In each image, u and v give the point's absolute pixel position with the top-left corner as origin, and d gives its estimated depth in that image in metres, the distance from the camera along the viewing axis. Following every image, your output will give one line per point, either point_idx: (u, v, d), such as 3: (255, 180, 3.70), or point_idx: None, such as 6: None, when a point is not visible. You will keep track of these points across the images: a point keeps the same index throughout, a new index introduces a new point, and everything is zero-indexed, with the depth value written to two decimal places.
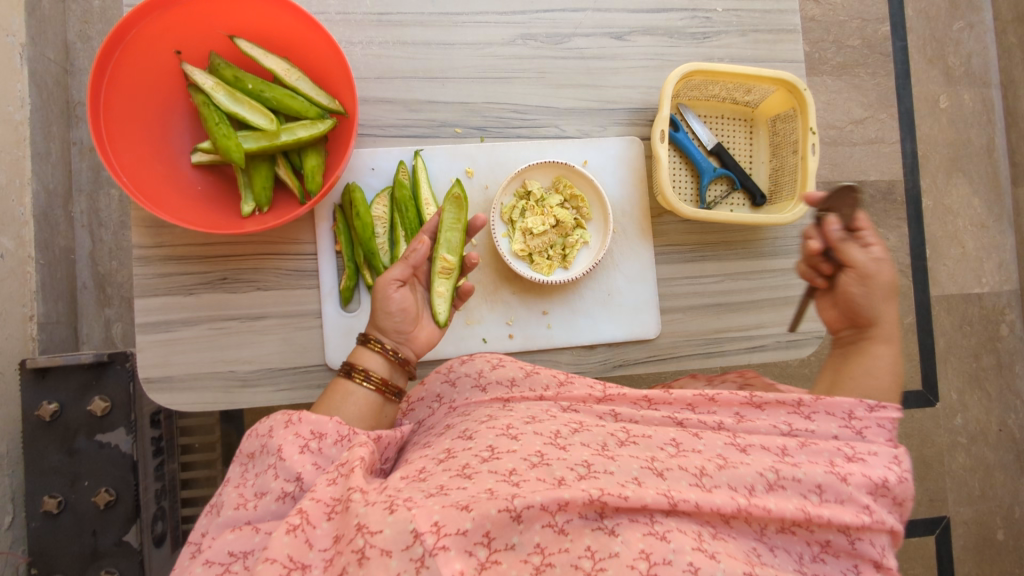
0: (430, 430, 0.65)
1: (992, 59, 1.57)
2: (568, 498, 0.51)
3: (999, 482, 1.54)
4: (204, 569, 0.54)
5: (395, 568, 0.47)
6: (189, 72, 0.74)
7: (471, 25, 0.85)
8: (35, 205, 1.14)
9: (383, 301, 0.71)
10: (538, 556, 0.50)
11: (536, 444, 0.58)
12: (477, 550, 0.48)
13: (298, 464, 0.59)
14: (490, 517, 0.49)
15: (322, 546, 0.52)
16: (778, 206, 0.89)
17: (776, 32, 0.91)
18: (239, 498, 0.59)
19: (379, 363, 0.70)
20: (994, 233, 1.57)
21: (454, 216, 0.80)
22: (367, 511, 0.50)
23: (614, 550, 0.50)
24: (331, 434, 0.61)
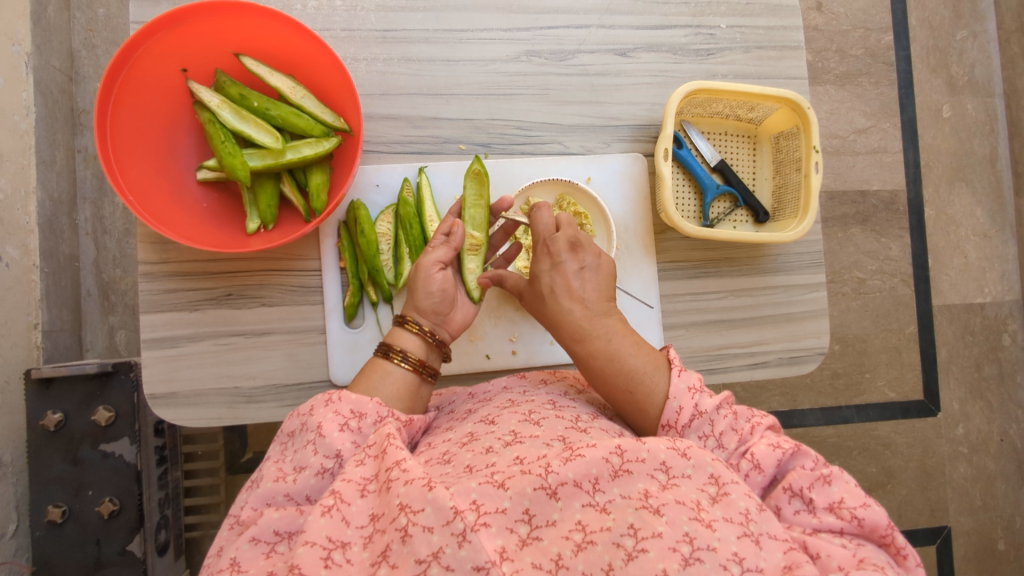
0: (460, 424, 0.64)
1: (995, 69, 1.57)
2: (600, 474, 0.51)
3: (1001, 492, 1.54)
4: (248, 546, 0.52)
5: (439, 543, 0.45)
6: (195, 90, 0.74)
7: (475, 41, 0.86)
8: (40, 213, 1.15)
9: (425, 282, 0.72)
10: (579, 533, 0.48)
11: (557, 429, 0.59)
12: (518, 527, 0.48)
13: (339, 441, 0.57)
14: (526, 495, 0.49)
15: (359, 523, 0.50)
16: (780, 224, 0.89)
17: (779, 48, 0.92)
18: (277, 471, 0.57)
19: (415, 343, 0.71)
20: (996, 243, 1.57)
21: (476, 192, 0.82)
22: (408, 489, 0.48)
23: (658, 528, 0.47)
24: (372, 414, 0.60)
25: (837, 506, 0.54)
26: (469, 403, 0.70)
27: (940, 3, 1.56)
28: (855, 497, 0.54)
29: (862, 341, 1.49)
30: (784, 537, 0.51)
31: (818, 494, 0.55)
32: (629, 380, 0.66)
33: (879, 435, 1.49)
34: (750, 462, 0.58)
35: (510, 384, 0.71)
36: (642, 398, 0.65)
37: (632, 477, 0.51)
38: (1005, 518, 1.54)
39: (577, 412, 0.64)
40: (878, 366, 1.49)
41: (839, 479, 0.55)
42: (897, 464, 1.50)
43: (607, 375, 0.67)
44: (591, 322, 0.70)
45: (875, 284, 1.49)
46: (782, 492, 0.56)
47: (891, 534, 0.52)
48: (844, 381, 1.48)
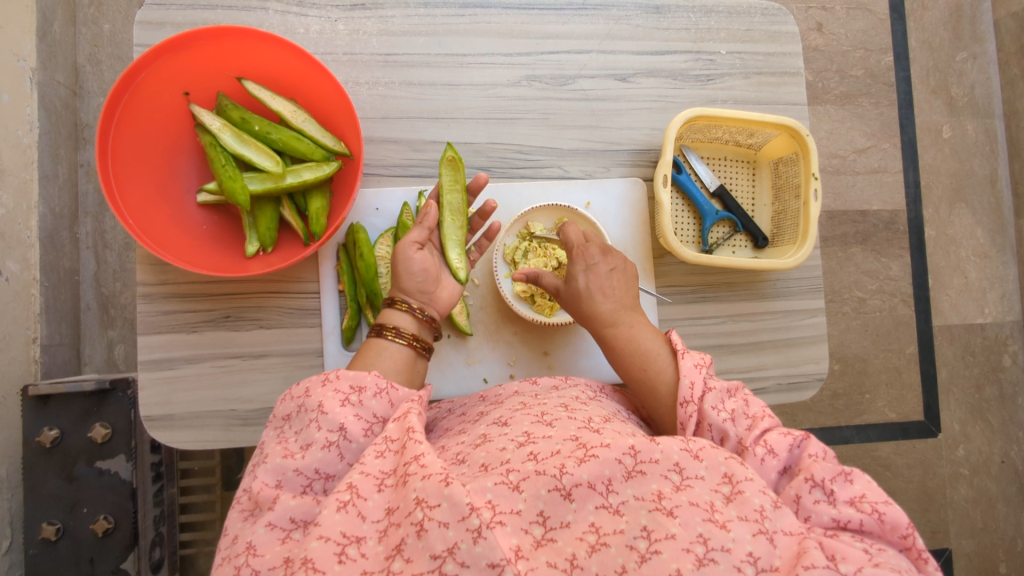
0: (473, 425, 0.62)
1: (994, 90, 1.58)
2: (612, 476, 0.49)
3: (1002, 515, 1.53)
4: (264, 530, 0.50)
5: (454, 539, 0.44)
6: (197, 113, 0.75)
7: (476, 66, 0.86)
8: (41, 228, 1.15)
9: (405, 260, 0.70)
10: (592, 535, 0.47)
11: (570, 429, 0.56)
12: (532, 528, 0.47)
13: (341, 416, 0.56)
14: (540, 497, 0.48)
15: (375, 518, 0.48)
16: (779, 249, 0.89)
17: (779, 74, 0.92)
18: (283, 451, 0.56)
19: (408, 320, 0.69)
20: (997, 263, 1.57)
21: (451, 177, 0.79)
22: (424, 484, 0.47)
23: (671, 530, 0.46)
24: (371, 387, 0.59)
25: (858, 500, 0.51)
26: (481, 406, 0.68)
27: (941, 25, 1.57)
28: (877, 495, 0.51)
29: (862, 361, 1.48)
30: (798, 532, 0.48)
31: (840, 487, 0.52)
32: (643, 359, 0.71)
33: (879, 455, 1.49)
34: (765, 448, 0.56)
35: (525, 386, 0.69)
36: (656, 375, 0.69)
37: (645, 478, 0.49)
38: (1006, 541, 1.52)
39: (592, 414, 0.61)
40: (878, 387, 1.49)
41: (860, 476, 0.53)
42: (897, 485, 1.50)
43: (626, 359, 0.72)
44: (618, 315, 0.75)
45: (875, 304, 1.48)
46: (801, 481, 0.53)
47: (912, 536, 0.49)
48: (843, 401, 1.47)
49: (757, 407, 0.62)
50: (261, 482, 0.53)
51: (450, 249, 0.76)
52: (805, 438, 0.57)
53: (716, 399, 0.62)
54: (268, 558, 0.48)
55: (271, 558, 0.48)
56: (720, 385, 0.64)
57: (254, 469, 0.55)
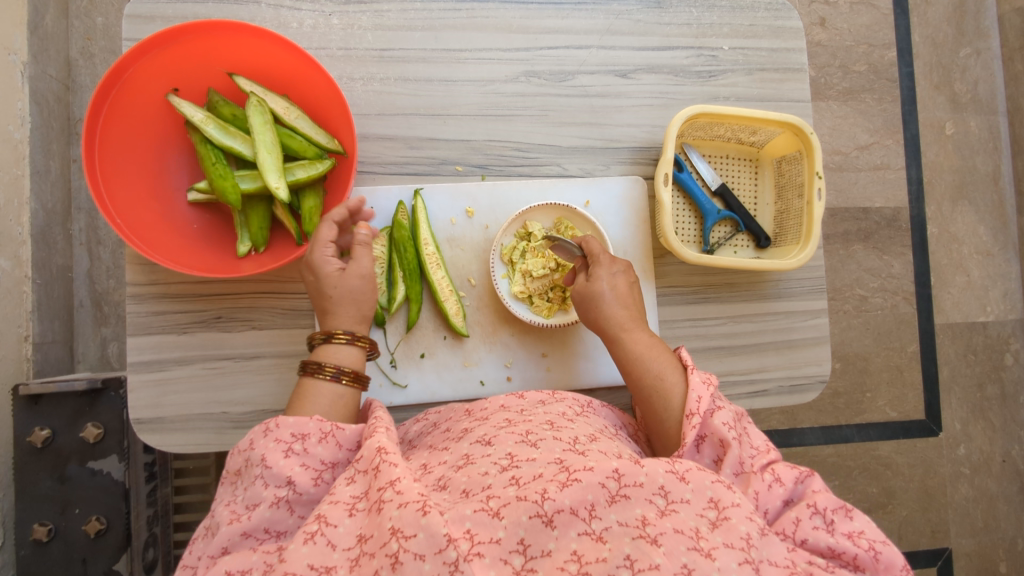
0: (455, 445, 0.60)
1: (998, 86, 1.56)
2: (595, 501, 0.48)
3: (1002, 514, 1.52)
4: None
5: (430, 573, 0.44)
6: (179, 104, 0.72)
7: (474, 61, 0.84)
8: (33, 224, 1.13)
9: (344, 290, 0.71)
10: (574, 564, 0.45)
11: (555, 451, 0.55)
12: (512, 558, 0.46)
13: (287, 470, 0.57)
14: (521, 524, 0.47)
15: (346, 545, 0.48)
16: (782, 249, 0.88)
17: (782, 71, 0.90)
18: (230, 513, 0.56)
19: (346, 355, 0.70)
20: (999, 261, 1.55)
21: (260, 119, 0.74)
22: (400, 513, 0.46)
23: (656, 559, 0.44)
24: (314, 433, 0.59)
25: (856, 536, 0.52)
26: (465, 423, 0.66)
27: (944, 20, 1.55)
28: (875, 535, 0.53)
29: (863, 360, 1.47)
30: (786, 564, 0.47)
31: (840, 519, 0.53)
32: (656, 369, 0.69)
33: (880, 455, 1.48)
34: (772, 475, 0.57)
35: (510, 399, 0.69)
36: (668, 388, 0.68)
37: (629, 503, 0.48)
38: (1007, 540, 1.51)
39: (578, 433, 0.60)
40: (879, 386, 1.47)
41: (859, 515, 0.54)
42: (898, 484, 1.49)
43: (638, 365, 0.71)
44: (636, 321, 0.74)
45: (876, 302, 1.46)
46: (804, 508, 0.54)
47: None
48: (844, 400, 1.46)
49: (758, 441, 0.64)
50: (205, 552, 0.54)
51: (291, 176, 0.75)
52: (809, 474, 0.58)
53: (727, 417, 0.63)
54: None
55: None
56: (729, 408, 0.65)
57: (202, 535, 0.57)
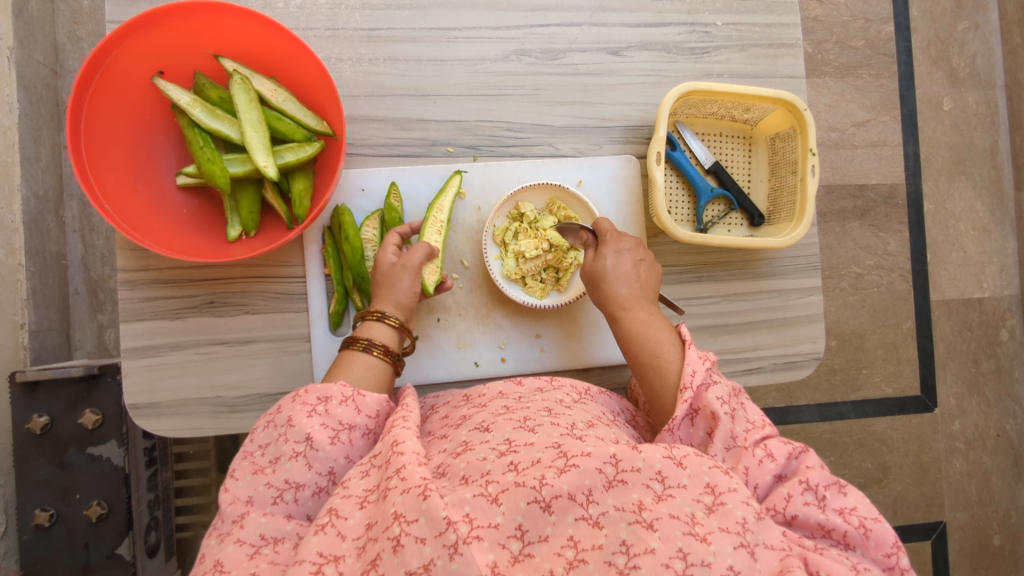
0: (454, 430, 0.60)
1: (997, 60, 1.55)
2: (593, 486, 0.48)
3: (996, 487, 1.53)
4: (233, 547, 0.49)
5: (430, 555, 0.44)
6: (163, 87, 0.71)
7: (464, 40, 0.83)
8: (25, 212, 1.12)
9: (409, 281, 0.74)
10: (571, 549, 0.46)
11: (552, 435, 0.55)
12: (510, 543, 0.46)
13: (308, 426, 0.56)
14: (519, 510, 0.47)
15: (354, 535, 0.48)
16: (776, 227, 0.87)
17: (777, 46, 0.89)
18: (252, 465, 0.56)
19: (386, 333, 0.72)
20: (995, 237, 1.55)
21: (246, 97, 0.73)
22: (403, 498, 0.47)
23: (651, 544, 0.45)
24: (337, 395, 0.58)
25: (848, 512, 0.52)
26: (462, 411, 0.66)
27: None
28: (868, 510, 0.52)
29: (859, 337, 1.47)
30: (781, 547, 0.47)
31: (832, 496, 0.53)
32: (655, 347, 0.70)
33: (875, 431, 1.49)
34: (765, 451, 0.57)
35: (508, 384, 0.69)
36: (665, 364, 0.69)
37: (626, 487, 0.48)
38: (1000, 513, 1.53)
39: (575, 418, 0.60)
40: (875, 362, 1.48)
41: (853, 490, 0.54)
42: (893, 460, 1.50)
43: (638, 340, 0.71)
44: (645, 301, 0.74)
45: (872, 279, 1.47)
46: (796, 483, 0.54)
47: (895, 555, 0.51)
48: (840, 377, 1.47)
49: (756, 416, 0.63)
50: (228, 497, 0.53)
51: (281, 157, 0.75)
52: (803, 450, 0.58)
53: (721, 392, 0.63)
54: (234, 573, 0.48)
55: (238, 573, 0.47)
56: (724, 383, 0.65)
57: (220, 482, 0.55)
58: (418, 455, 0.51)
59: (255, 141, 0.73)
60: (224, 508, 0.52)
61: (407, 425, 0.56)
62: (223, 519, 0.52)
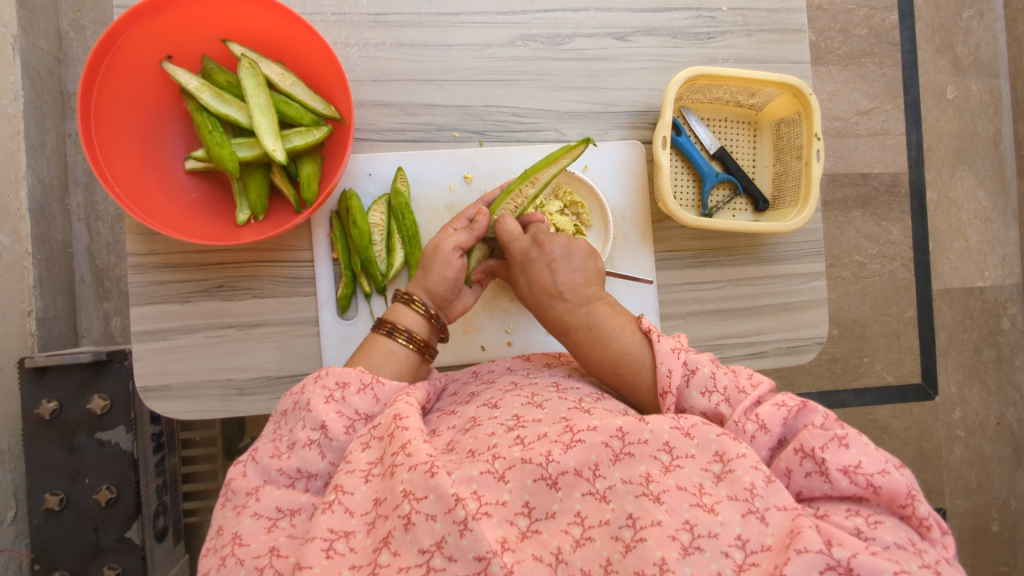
0: (462, 406, 0.61)
1: (1001, 49, 1.54)
2: (599, 461, 0.49)
3: (996, 475, 1.55)
4: (251, 519, 0.50)
5: (441, 532, 0.45)
6: (172, 72, 0.72)
7: (470, 25, 0.83)
8: (31, 199, 1.13)
9: (442, 266, 0.73)
10: (578, 527, 0.46)
11: (560, 410, 0.56)
12: (517, 520, 0.47)
13: (323, 413, 0.56)
14: (525, 487, 0.48)
15: (363, 511, 0.49)
16: (780, 212, 0.88)
17: (782, 32, 0.89)
18: (273, 448, 0.57)
19: (417, 321, 0.71)
20: (998, 226, 1.55)
21: (253, 80, 0.73)
22: (411, 475, 0.47)
23: (657, 516, 0.45)
24: (355, 382, 0.59)
25: (852, 471, 0.49)
26: (471, 387, 0.67)
27: None
28: (875, 463, 0.49)
29: (860, 326, 1.48)
30: (793, 508, 0.47)
31: (832, 454, 0.50)
32: (613, 362, 0.65)
33: (876, 418, 1.50)
34: (756, 423, 0.54)
35: (516, 362, 0.71)
36: (631, 377, 0.64)
37: (633, 460, 0.49)
38: (999, 500, 1.54)
39: (582, 394, 0.61)
40: (876, 351, 1.49)
41: (856, 440, 0.50)
42: (894, 447, 1.51)
43: (596, 362, 0.67)
44: (572, 313, 0.71)
45: (875, 268, 1.47)
46: (792, 452, 0.52)
47: (911, 505, 0.47)
48: (842, 365, 1.48)
49: (745, 377, 0.60)
50: (245, 476, 0.54)
51: (290, 140, 0.75)
52: (802, 405, 0.54)
53: (704, 381, 0.59)
54: (254, 545, 0.48)
55: (258, 545, 0.48)
56: (704, 362, 0.60)
57: (239, 461, 0.55)
58: (422, 431, 0.52)
59: (263, 123, 0.73)
60: (235, 481, 0.53)
61: (412, 401, 0.57)
62: (237, 493, 0.53)
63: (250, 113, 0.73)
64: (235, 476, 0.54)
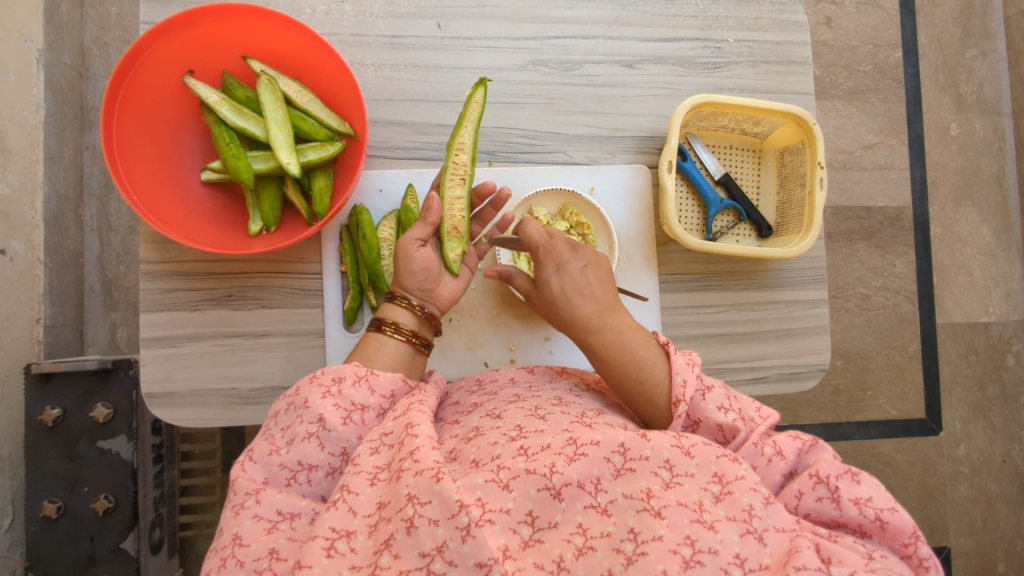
0: (467, 416, 0.62)
1: (1004, 88, 1.56)
2: (601, 475, 0.49)
3: (1002, 514, 1.52)
4: (252, 521, 0.51)
5: (443, 537, 0.45)
6: (194, 86, 0.74)
7: (483, 50, 0.86)
8: (46, 208, 1.15)
9: (406, 261, 0.72)
10: (580, 537, 0.47)
11: (563, 424, 0.56)
12: (520, 528, 0.47)
13: (322, 407, 0.57)
14: (529, 496, 0.48)
15: (366, 512, 0.49)
16: (784, 239, 0.89)
17: (787, 64, 0.92)
18: (270, 445, 0.57)
19: (407, 317, 0.72)
20: (1002, 262, 1.55)
21: (272, 96, 0.75)
22: (416, 480, 0.47)
23: (659, 531, 0.46)
24: (351, 376, 0.60)
25: (863, 503, 0.50)
26: (475, 397, 0.67)
27: (951, 21, 1.55)
28: (884, 499, 0.50)
29: (864, 358, 1.47)
30: (791, 530, 0.48)
31: (846, 485, 0.51)
32: (638, 367, 0.65)
33: (879, 453, 1.49)
34: (773, 448, 0.55)
35: (521, 373, 0.72)
36: (652, 391, 0.64)
37: (635, 475, 0.49)
38: (1005, 540, 1.52)
39: (584, 408, 0.61)
40: (880, 384, 1.48)
41: (868, 478, 0.52)
42: (897, 482, 1.49)
43: (614, 363, 0.67)
44: (599, 314, 0.70)
45: (878, 300, 1.48)
46: (807, 477, 0.52)
47: (914, 544, 0.49)
48: (845, 397, 1.47)
49: (752, 409, 0.62)
50: (247, 475, 0.54)
51: (304, 154, 0.77)
52: (814, 443, 0.56)
53: (719, 399, 0.60)
54: (254, 546, 0.49)
55: (258, 546, 0.49)
56: (718, 387, 0.62)
57: (240, 460, 0.56)
58: (431, 439, 0.52)
59: (280, 135, 0.75)
60: (242, 481, 0.54)
61: (423, 409, 0.57)
62: (241, 493, 0.53)
63: (267, 127, 0.75)
64: (239, 473, 0.55)
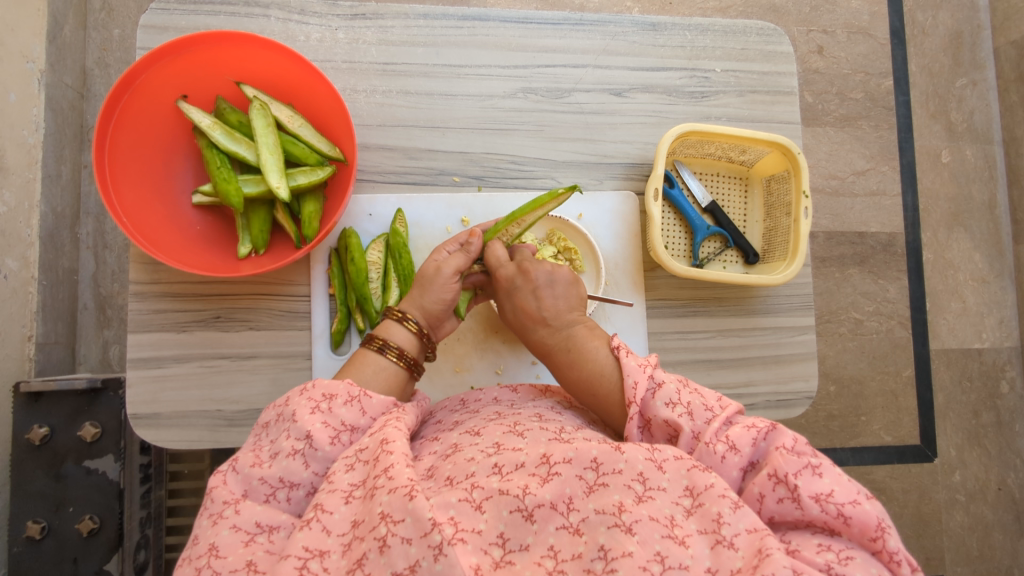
0: (447, 433, 0.62)
1: (994, 117, 1.58)
2: (573, 494, 0.49)
3: (998, 544, 1.51)
4: (229, 532, 0.50)
5: (415, 556, 0.45)
6: (186, 111, 0.75)
7: (474, 77, 0.87)
8: (42, 227, 1.15)
9: (441, 288, 0.75)
10: (550, 559, 0.47)
11: (539, 441, 0.56)
12: (492, 549, 0.47)
13: (309, 424, 0.57)
14: (501, 518, 0.48)
15: (341, 531, 0.49)
16: (770, 265, 0.89)
17: (773, 93, 0.93)
18: (254, 458, 0.57)
19: (406, 337, 0.72)
20: (995, 288, 1.56)
21: (264, 121, 0.77)
22: (390, 498, 0.47)
23: (629, 547, 0.45)
24: (342, 394, 0.60)
25: (824, 499, 0.49)
26: (456, 415, 0.67)
27: (940, 51, 1.58)
28: (846, 493, 0.49)
29: (858, 383, 1.47)
30: (758, 530, 0.47)
31: (805, 481, 0.50)
32: (589, 382, 0.68)
33: (874, 479, 1.48)
34: (727, 444, 0.55)
35: (505, 392, 0.71)
36: (604, 398, 0.66)
37: (607, 489, 0.50)
38: (1002, 570, 1.51)
39: (563, 424, 0.61)
40: (874, 410, 1.48)
41: (829, 470, 0.51)
42: (893, 510, 1.48)
43: (570, 378, 0.70)
44: (553, 335, 0.74)
45: (872, 325, 1.48)
46: (766, 478, 0.52)
47: (882, 538, 0.47)
48: (839, 423, 1.47)
49: (713, 398, 0.61)
50: (226, 485, 0.54)
51: (295, 177, 0.78)
52: (772, 428, 0.55)
53: (669, 394, 0.60)
54: (231, 558, 0.48)
55: (235, 559, 0.48)
56: (671, 380, 0.62)
57: (221, 471, 0.55)
58: (407, 456, 0.52)
59: (270, 160, 0.76)
60: (218, 490, 0.53)
61: (400, 425, 0.57)
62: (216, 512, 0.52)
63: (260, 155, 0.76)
64: (217, 484, 0.54)
